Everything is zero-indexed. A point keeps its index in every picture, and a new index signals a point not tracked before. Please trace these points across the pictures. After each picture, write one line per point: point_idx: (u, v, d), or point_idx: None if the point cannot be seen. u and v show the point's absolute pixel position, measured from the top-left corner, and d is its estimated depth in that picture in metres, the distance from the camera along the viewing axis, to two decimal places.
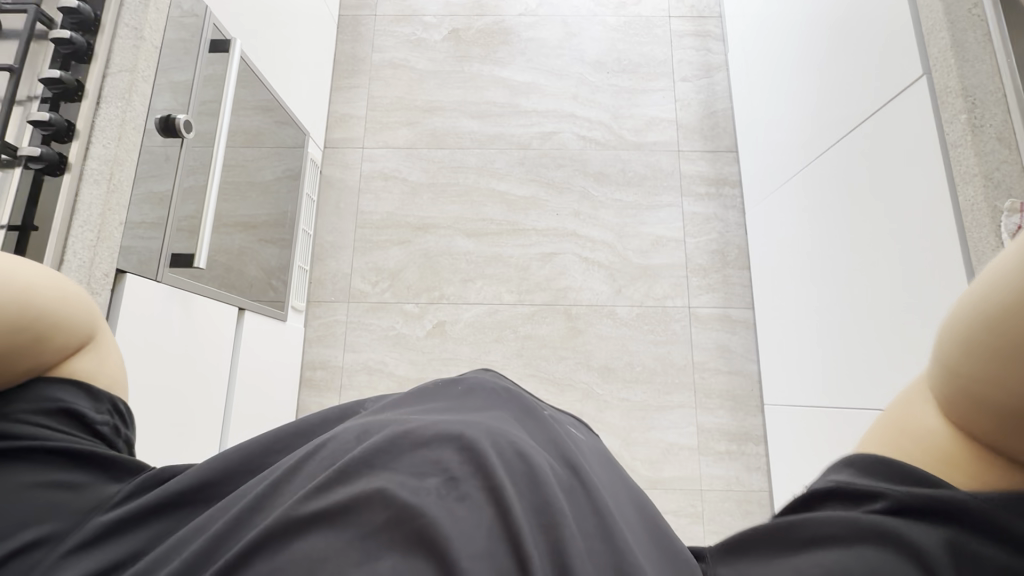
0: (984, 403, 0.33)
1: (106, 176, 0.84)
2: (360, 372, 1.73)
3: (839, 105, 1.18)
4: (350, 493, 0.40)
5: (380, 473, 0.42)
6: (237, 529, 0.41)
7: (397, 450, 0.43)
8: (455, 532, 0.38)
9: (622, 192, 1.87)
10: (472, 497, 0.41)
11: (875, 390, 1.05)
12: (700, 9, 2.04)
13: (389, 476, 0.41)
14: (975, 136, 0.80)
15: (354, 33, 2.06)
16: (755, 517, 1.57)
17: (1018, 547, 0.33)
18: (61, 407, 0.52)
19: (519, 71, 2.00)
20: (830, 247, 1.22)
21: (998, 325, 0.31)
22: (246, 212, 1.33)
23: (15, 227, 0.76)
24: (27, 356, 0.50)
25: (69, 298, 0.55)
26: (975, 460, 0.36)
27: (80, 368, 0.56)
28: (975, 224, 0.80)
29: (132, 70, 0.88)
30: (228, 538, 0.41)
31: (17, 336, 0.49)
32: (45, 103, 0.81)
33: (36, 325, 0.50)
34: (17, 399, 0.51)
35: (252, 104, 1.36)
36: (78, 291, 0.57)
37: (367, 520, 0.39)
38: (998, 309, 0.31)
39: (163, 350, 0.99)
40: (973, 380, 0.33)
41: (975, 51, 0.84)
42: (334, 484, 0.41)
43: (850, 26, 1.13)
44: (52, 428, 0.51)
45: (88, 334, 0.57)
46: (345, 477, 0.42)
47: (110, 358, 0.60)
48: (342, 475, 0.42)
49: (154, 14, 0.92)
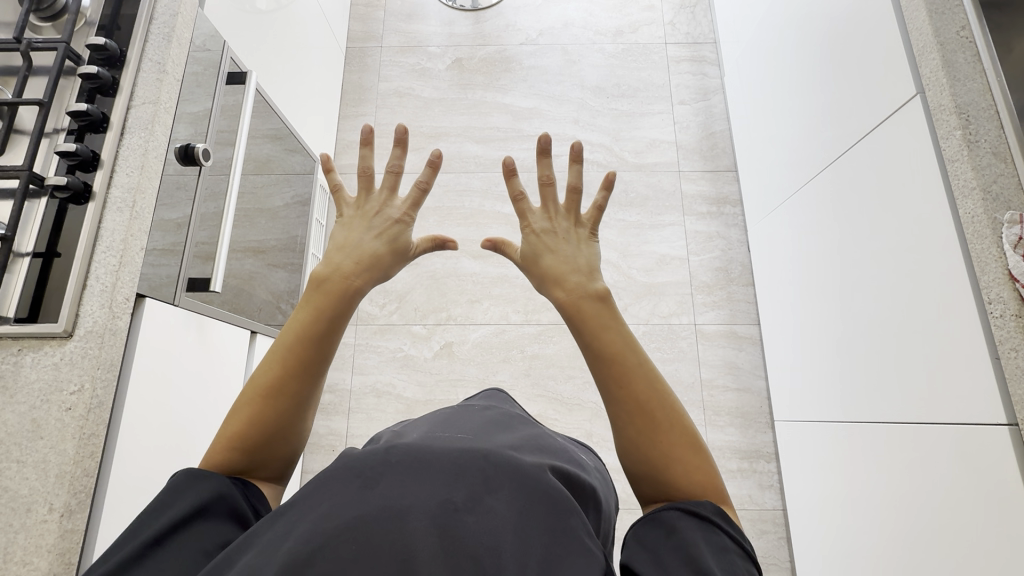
0: (673, 462, 0.55)
1: (128, 204, 0.84)
2: (369, 395, 1.73)
3: (835, 124, 1.22)
4: (382, 499, 0.41)
5: (409, 481, 0.43)
6: (251, 545, 0.42)
7: (424, 459, 0.45)
8: (480, 546, 0.40)
9: (625, 212, 1.91)
10: (495, 510, 0.42)
11: (887, 402, 1.05)
12: (695, 36, 2.12)
13: (421, 484, 0.42)
14: (971, 151, 0.82)
15: (361, 64, 2.13)
16: (770, 537, 1.54)
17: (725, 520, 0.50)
18: (233, 509, 0.50)
19: (522, 97, 2.06)
20: (832, 264, 1.25)
21: (633, 419, 0.56)
22: (255, 237, 1.35)
23: (40, 254, 0.78)
24: (283, 408, 0.56)
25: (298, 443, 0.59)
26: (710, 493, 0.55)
27: (270, 454, 0.56)
28: (977, 235, 0.81)
29: (155, 102, 0.89)
30: (241, 553, 0.41)
31: (289, 390, 0.57)
32: (71, 134, 0.84)
33: (297, 406, 0.57)
34: (218, 482, 0.51)
35: (263, 132, 1.40)
36: (290, 464, 0.59)
37: (396, 527, 0.39)
38: (629, 417, 0.56)
39: (176, 372, 1.00)
40: (665, 462, 0.55)
41: (967, 71, 0.87)
42: (366, 491, 0.42)
43: (843, 48, 1.18)
44: (216, 520, 0.49)
45: (278, 459, 0.57)
46: (374, 483, 0.43)
47: (266, 487, 0.57)
48: (371, 481, 0.43)
49: (177, 48, 0.95)
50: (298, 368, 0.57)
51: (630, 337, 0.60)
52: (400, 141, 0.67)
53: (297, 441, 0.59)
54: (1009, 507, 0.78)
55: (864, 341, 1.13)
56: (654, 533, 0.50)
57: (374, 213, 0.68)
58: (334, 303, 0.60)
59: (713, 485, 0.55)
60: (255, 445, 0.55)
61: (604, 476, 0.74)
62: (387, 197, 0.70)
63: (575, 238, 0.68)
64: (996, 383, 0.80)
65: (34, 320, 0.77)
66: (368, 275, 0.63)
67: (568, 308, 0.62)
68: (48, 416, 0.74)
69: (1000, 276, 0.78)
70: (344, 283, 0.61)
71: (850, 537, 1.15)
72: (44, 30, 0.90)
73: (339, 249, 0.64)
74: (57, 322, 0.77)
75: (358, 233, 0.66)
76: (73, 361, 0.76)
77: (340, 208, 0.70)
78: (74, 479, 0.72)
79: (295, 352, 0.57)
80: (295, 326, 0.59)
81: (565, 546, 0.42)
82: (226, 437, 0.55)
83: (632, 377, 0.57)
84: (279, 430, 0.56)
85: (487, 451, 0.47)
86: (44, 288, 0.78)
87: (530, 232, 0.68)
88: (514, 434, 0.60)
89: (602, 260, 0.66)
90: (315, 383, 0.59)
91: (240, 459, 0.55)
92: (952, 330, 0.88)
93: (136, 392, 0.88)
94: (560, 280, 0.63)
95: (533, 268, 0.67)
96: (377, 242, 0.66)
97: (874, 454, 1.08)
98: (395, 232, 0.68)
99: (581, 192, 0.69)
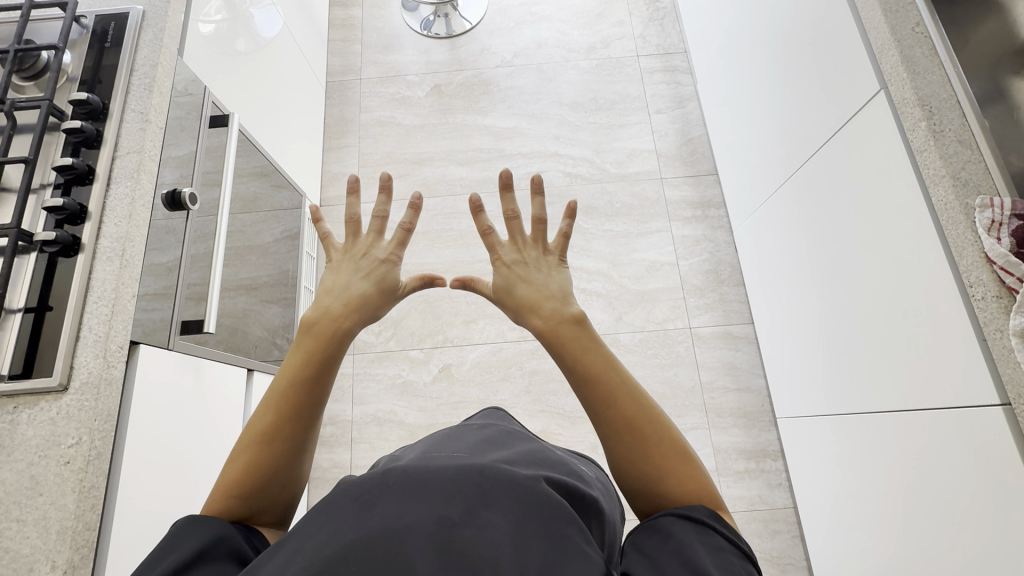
0: (667, 472, 0.56)
1: (118, 252, 0.84)
2: (370, 424, 1.72)
3: (806, 123, 1.25)
4: (379, 520, 0.42)
5: (406, 501, 0.43)
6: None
7: (419, 478, 0.45)
8: (480, 559, 0.40)
9: (612, 223, 1.93)
10: (492, 522, 0.43)
11: (882, 392, 1.06)
12: (666, 47, 2.18)
13: (418, 504, 0.43)
14: (937, 140, 0.84)
15: (341, 97, 2.17)
16: (784, 537, 1.53)
17: (719, 520, 0.51)
18: (231, 552, 0.50)
19: (502, 117, 2.10)
20: (816, 258, 1.27)
21: (622, 438, 0.57)
22: (246, 275, 1.36)
23: (32, 308, 0.79)
24: (281, 451, 0.57)
25: (298, 485, 0.59)
26: (706, 497, 0.56)
27: (269, 497, 0.56)
28: (951, 221, 0.83)
29: (140, 151, 0.90)
30: None
31: (286, 433, 0.57)
32: (58, 188, 0.85)
33: (295, 449, 0.58)
34: (217, 524, 0.51)
35: (249, 171, 1.42)
36: (290, 507, 0.59)
37: (395, 549, 0.40)
38: (617, 435, 0.57)
39: (173, 416, 0.99)
40: (658, 473, 0.56)
41: (926, 64, 0.90)
42: (364, 514, 0.43)
43: (807, 51, 1.22)
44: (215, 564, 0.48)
45: (278, 502, 0.57)
46: (372, 506, 0.43)
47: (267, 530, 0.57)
48: (369, 504, 0.43)
49: (158, 97, 0.96)
50: (293, 411, 0.58)
51: (613, 357, 0.61)
52: (387, 186, 0.68)
53: (296, 484, 0.59)
54: (1011, 484, 0.78)
55: (853, 334, 1.14)
56: (652, 539, 0.50)
57: (364, 254, 0.70)
58: (327, 345, 0.61)
59: (707, 491, 0.56)
60: (253, 490, 0.55)
61: (607, 487, 0.74)
62: (374, 239, 0.72)
63: (546, 267, 0.70)
64: (984, 364, 0.82)
65: (28, 376, 0.77)
66: (357, 315, 0.64)
67: (546, 335, 0.64)
68: (46, 471, 0.73)
69: (977, 259, 0.79)
70: (334, 325, 0.62)
71: (861, 530, 1.15)
72: (27, 89, 0.92)
73: (326, 292, 0.66)
74: (52, 376, 0.76)
75: (346, 275, 0.68)
76: (69, 415, 0.76)
77: (330, 254, 0.72)
78: (76, 533, 0.72)
79: (289, 397, 0.58)
80: (287, 369, 0.60)
81: (564, 554, 0.42)
82: (223, 486, 0.55)
83: (617, 398, 0.58)
84: (275, 472, 0.57)
85: (483, 465, 0.47)
86: (37, 343, 0.78)
87: (501, 265, 0.70)
88: (512, 450, 0.61)
89: (573, 284, 0.68)
90: (309, 424, 0.59)
91: (239, 505, 0.55)
92: (937, 316, 0.89)
93: (133, 441, 0.88)
94: (537, 307, 0.65)
95: (509, 298, 0.68)
96: (365, 282, 0.67)
97: (876, 443, 1.08)
98: (383, 272, 0.69)
99: (546, 222, 0.71)
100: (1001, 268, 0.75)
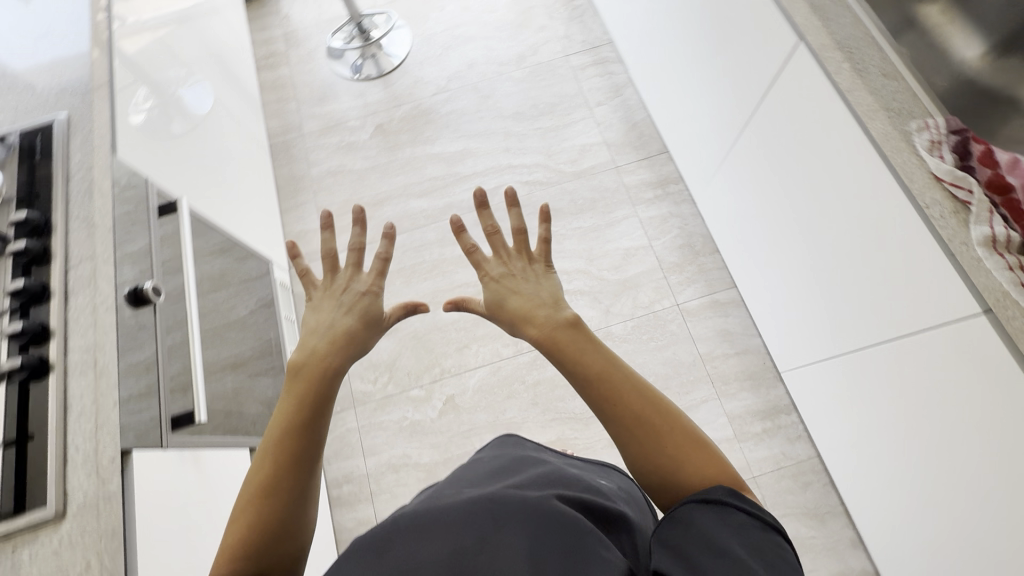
0: (681, 458, 0.56)
1: (90, 363, 0.81)
2: (387, 473, 1.69)
3: (738, 84, 1.29)
4: (394, 564, 0.43)
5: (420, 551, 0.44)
6: None
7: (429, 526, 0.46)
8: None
9: (579, 220, 1.95)
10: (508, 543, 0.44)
11: (871, 325, 1.08)
12: (591, 42, 2.23)
13: (429, 545, 0.44)
14: (863, 78, 0.89)
15: (287, 156, 2.16)
16: (817, 486, 1.54)
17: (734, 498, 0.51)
18: None
19: (450, 142, 2.11)
20: (779, 210, 1.30)
21: (633, 433, 0.57)
22: (229, 353, 1.33)
23: (11, 442, 0.76)
24: (278, 500, 0.59)
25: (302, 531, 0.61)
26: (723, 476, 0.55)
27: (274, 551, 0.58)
28: (895, 154, 0.86)
29: (92, 256, 0.88)
30: None
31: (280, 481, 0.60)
32: (15, 313, 0.83)
33: (292, 498, 0.60)
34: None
35: (211, 249, 1.40)
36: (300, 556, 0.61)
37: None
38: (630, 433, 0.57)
39: (180, 517, 0.95)
40: (671, 463, 0.56)
41: (834, 10, 0.95)
42: (380, 560, 0.43)
43: (723, 18, 1.26)
44: None
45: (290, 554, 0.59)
46: (386, 550, 0.44)
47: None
48: (384, 549, 0.44)
49: (101, 199, 0.94)
50: (288, 463, 0.61)
51: (612, 354, 0.62)
52: (358, 219, 0.68)
53: (303, 535, 0.61)
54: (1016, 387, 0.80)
55: (831, 276, 1.17)
56: (672, 530, 0.50)
57: (344, 292, 0.72)
58: (314, 388, 0.64)
59: (725, 471, 0.55)
60: (258, 546, 0.57)
61: (630, 495, 0.74)
62: (352, 272, 0.75)
63: (533, 276, 0.70)
64: (960, 280, 0.85)
65: (21, 512, 0.73)
66: (346, 352, 0.68)
67: (544, 343, 0.64)
68: None
69: (927, 183, 0.82)
70: (323, 363, 0.66)
71: (890, 464, 1.16)
72: None
73: (310, 332, 0.69)
74: (46, 506, 0.73)
75: (330, 313, 0.71)
76: (72, 541, 0.73)
77: (311, 290, 0.74)
78: None
79: (280, 448, 0.61)
80: (275, 422, 0.63)
81: (581, 559, 0.42)
82: (227, 547, 0.57)
83: (622, 394, 0.59)
84: (281, 526, 0.59)
85: (492, 495, 0.49)
86: (25, 474, 0.75)
87: (490, 281, 0.70)
88: (522, 475, 0.61)
89: (563, 288, 0.69)
90: (308, 470, 0.62)
91: (248, 566, 0.56)
92: (900, 240, 0.93)
93: (145, 553, 0.84)
94: (527, 317, 0.66)
95: (497, 311, 0.68)
96: (349, 318, 0.69)
97: (881, 380, 1.10)
98: (365, 304, 0.72)
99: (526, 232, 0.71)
100: (952, 184, 0.81)
